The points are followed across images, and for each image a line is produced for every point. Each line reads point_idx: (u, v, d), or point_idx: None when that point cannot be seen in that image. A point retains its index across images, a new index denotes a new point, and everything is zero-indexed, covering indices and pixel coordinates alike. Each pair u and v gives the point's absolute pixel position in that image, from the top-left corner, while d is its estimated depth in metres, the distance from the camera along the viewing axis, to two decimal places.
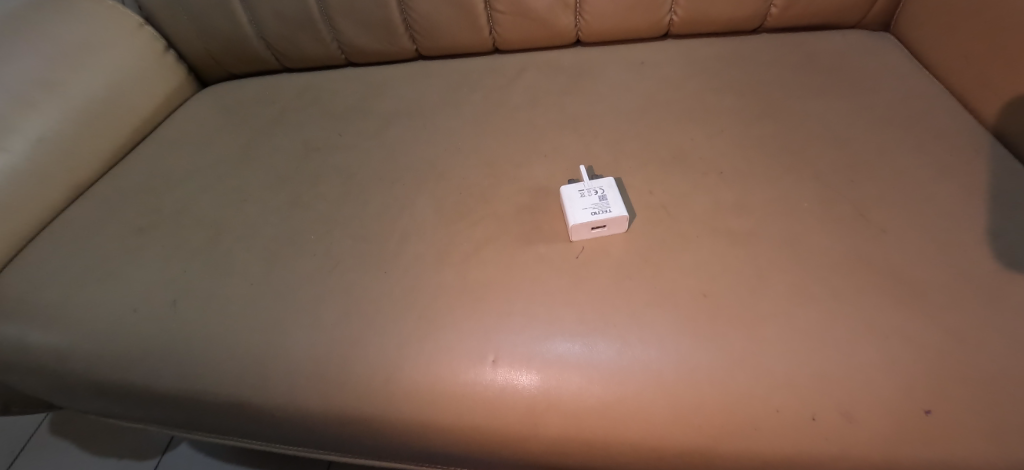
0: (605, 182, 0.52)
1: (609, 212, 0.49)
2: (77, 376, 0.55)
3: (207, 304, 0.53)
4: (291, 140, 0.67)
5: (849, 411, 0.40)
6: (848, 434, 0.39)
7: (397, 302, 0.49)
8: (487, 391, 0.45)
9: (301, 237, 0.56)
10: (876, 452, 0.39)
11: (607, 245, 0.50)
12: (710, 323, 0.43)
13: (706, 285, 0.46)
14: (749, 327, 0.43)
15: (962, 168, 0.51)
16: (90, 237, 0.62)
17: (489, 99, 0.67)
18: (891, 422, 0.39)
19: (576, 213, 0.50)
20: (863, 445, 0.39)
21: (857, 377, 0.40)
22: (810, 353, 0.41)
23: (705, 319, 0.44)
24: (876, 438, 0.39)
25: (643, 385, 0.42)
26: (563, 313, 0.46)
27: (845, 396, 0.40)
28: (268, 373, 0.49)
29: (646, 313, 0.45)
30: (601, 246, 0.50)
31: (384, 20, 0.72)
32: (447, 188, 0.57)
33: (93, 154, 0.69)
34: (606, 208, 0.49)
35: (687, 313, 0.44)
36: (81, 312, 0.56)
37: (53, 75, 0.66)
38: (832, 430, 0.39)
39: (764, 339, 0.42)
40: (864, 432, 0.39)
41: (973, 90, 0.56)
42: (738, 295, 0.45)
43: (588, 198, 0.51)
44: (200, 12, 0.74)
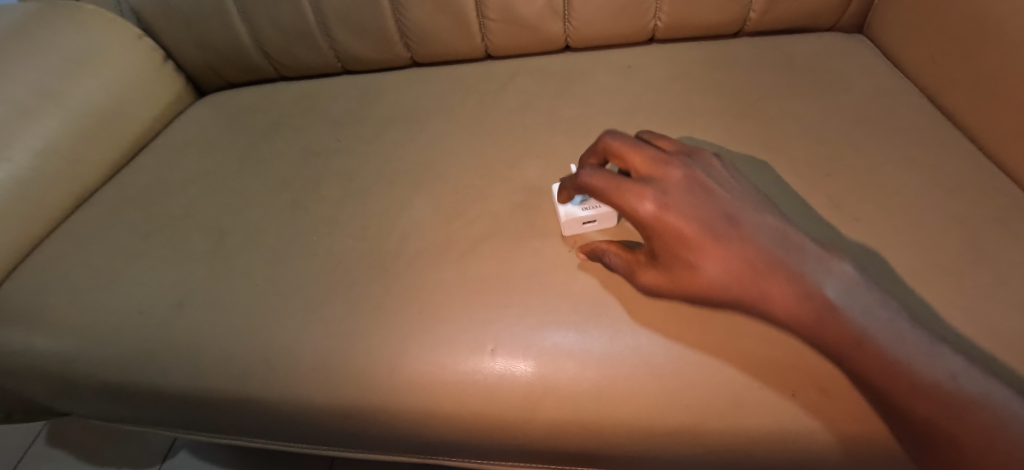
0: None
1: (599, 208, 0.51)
2: (85, 379, 0.57)
3: (212, 304, 0.55)
4: (291, 146, 0.69)
5: (906, 374, 0.38)
6: (907, 393, 0.37)
7: (398, 297, 0.51)
8: (486, 379, 0.47)
9: (303, 238, 0.58)
10: (944, 412, 0.37)
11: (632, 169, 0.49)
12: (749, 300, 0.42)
13: (742, 249, 0.42)
14: (792, 294, 0.41)
15: (932, 161, 0.54)
16: (93, 243, 0.64)
17: (482, 103, 0.69)
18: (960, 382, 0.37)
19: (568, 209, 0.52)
20: (936, 406, 0.37)
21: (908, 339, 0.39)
22: (853, 317, 0.39)
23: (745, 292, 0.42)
24: (950, 401, 0.37)
25: (634, 370, 0.44)
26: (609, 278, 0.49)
27: (900, 359, 0.38)
28: (274, 369, 0.51)
29: (677, 276, 0.43)
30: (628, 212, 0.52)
31: (379, 28, 0.74)
32: (444, 189, 0.59)
33: (95, 162, 0.71)
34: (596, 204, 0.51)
35: (726, 283, 0.42)
36: (88, 315, 0.57)
37: (56, 87, 0.68)
38: (889, 386, 0.38)
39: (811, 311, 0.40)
40: (929, 393, 0.37)
41: (942, 88, 0.59)
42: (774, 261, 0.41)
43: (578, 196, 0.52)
44: (200, 23, 0.76)
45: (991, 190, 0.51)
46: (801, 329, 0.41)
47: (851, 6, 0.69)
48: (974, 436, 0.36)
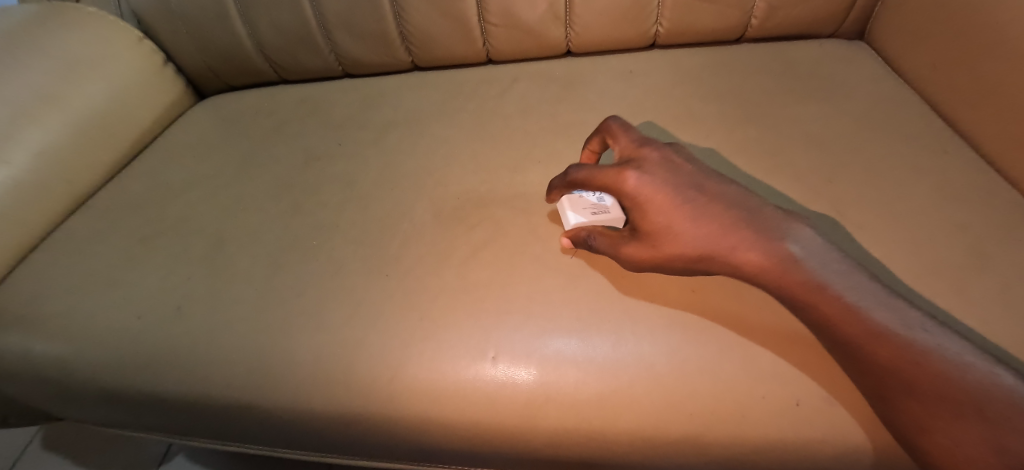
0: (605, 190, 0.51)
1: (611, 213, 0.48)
2: (81, 384, 0.57)
3: (211, 309, 0.54)
4: (291, 150, 0.69)
5: (865, 322, 0.40)
6: (869, 342, 0.40)
7: (399, 303, 0.51)
8: (487, 386, 0.46)
9: (303, 242, 0.58)
10: (903, 359, 0.38)
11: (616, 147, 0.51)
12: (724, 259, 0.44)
13: (712, 211, 0.44)
14: (760, 251, 0.43)
15: (933, 168, 0.54)
16: (91, 247, 0.63)
17: (483, 107, 0.69)
18: (916, 332, 0.39)
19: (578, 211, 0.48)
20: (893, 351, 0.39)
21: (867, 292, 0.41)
22: (816, 272, 0.42)
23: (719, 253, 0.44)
24: (907, 346, 0.39)
25: (637, 377, 0.44)
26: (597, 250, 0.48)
27: (861, 308, 0.40)
28: (273, 374, 0.50)
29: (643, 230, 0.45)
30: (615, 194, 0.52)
31: (380, 31, 0.74)
32: (445, 194, 0.59)
33: (94, 165, 0.71)
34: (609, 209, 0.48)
35: (704, 243, 0.44)
36: (84, 319, 0.57)
37: (55, 89, 0.67)
38: (853, 337, 0.40)
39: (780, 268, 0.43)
40: (890, 341, 0.39)
41: (943, 95, 0.59)
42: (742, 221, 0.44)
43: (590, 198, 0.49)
44: (201, 26, 0.76)
45: (991, 197, 0.51)
46: (772, 286, 0.43)
47: (852, 13, 0.69)
48: (932, 381, 0.38)
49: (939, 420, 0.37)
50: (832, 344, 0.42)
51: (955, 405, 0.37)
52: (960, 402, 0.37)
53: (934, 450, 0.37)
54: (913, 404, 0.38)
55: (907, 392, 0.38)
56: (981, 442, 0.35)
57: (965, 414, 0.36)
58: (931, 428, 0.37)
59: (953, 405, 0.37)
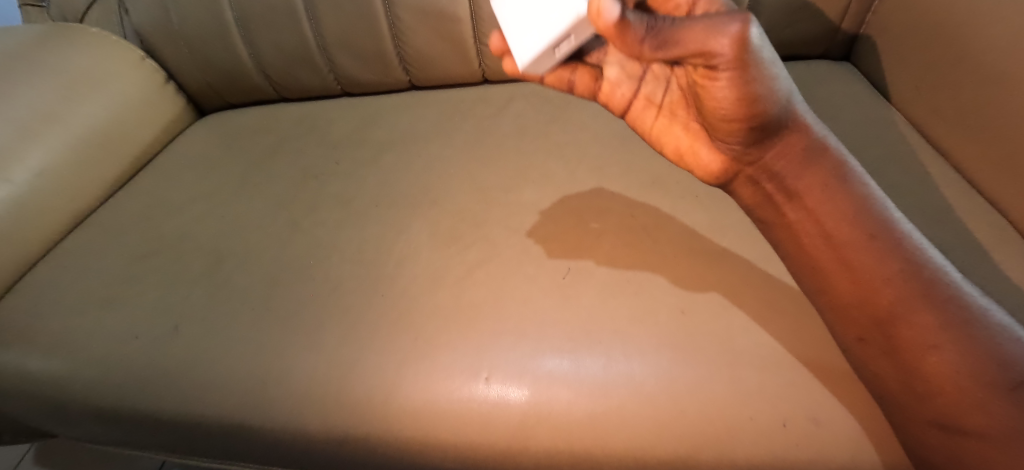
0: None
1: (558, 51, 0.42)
2: (77, 402, 0.57)
3: (208, 327, 0.55)
4: (289, 169, 0.70)
5: (889, 225, 0.45)
6: (889, 240, 0.44)
7: (394, 322, 0.51)
8: (480, 406, 0.47)
9: (300, 262, 0.58)
10: (917, 261, 0.43)
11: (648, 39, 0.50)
12: (771, 142, 0.46)
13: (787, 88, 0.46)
14: (806, 145, 0.47)
15: (918, 189, 0.55)
16: (88, 265, 0.64)
17: (479, 127, 0.70)
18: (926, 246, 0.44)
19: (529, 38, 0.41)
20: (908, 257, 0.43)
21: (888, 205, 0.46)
22: (849, 174, 0.47)
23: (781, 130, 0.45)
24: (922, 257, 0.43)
25: (628, 398, 0.45)
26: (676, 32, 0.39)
27: (886, 213, 0.45)
28: (268, 393, 0.51)
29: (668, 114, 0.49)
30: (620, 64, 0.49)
31: (378, 52, 0.76)
32: (440, 213, 0.60)
33: (93, 183, 0.72)
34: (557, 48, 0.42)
35: (778, 104, 0.44)
36: (81, 337, 0.57)
37: (58, 108, 0.69)
38: (882, 239, 0.44)
39: (810, 164, 0.47)
40: (907, 244, 0.44)
41: (926, 117, 0.61)
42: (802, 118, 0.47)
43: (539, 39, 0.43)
44: (202, 47, 0.78)
45: (974, 218, 0.52)
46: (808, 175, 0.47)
47: (839, 35, 0.71)
48: (936, 283, 0.42)
49: (938, 321, 0.40)
50: (855, 234, 0.45)
51: (955, 309, 0.41)
52: (956, 307, 0.41)
53: (923, 349, 0.40)
54: (918, 300, 0.41)
55: (917, 287, 0.42)
56: (965, 351, 0.39)
57: (962, 319, 0.40)
58: (927, 327, 0.41)
59: (951, 308, 0.41)
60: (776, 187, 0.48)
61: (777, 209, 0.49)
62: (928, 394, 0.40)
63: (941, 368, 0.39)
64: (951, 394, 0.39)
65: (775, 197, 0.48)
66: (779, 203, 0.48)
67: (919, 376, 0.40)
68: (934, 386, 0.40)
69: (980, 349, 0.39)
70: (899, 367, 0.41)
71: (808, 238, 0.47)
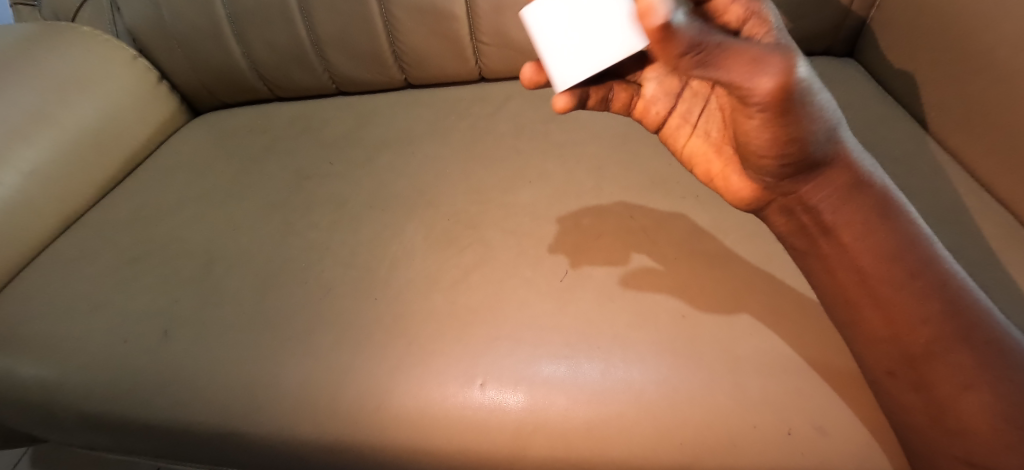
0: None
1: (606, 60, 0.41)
2: (65, 409, 0.56)
3: (198, 332, 0.54)
4: (282, 170, 0.69)
5: (933, 262, 0.41)
6: (931, 278, 0.41)
7: (387, 328, 0.50)
8: (475, 413, 0.46)
9: (292, 265, 0.57)
10: (958, 299, 0.40)
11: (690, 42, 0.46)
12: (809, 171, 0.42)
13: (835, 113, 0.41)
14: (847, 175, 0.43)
15: (925, 189, 0.53)
16: (78, 268, 0.63)
17: (475, 126, 0.69)
18: (968, 281, 0.41)
19: (571, 62, 0.40)
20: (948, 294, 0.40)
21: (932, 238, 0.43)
22: (894, 207, 0.43)
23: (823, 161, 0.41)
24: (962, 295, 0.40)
25: (626, 405, 0.43)
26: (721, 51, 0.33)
27: (930, 248, 0.42)
28: (260, 401, 0.50)
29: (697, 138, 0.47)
30: (655, 79, 0.47)
31: (373, 50, 0.74)
32: (435, 215, 0.59)
33: (83, 185, 0.70)
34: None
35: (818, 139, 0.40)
36: (69, 342, 0.56)
37: (48, 108, 0.67)
38: (922, 276, 0.41)
39: (851, 197, 0.43)
40: (950, 281, 0.40)
41: (933, 114, 0.59)
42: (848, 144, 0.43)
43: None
44: (195, 45, 0.76)
45: (983, 218, 0.51)
46: (847, 209, 0.43)
47: (842, 31, 0.69)
48: (976, 323, 0.39)
49: (974, 360, 0.38)
50: (892, 272, 0.41)
51: (995, 349, 0.38)
52: (995, 348, 0.38)
53: (955, 391, 0.38)
54: (954, 339, 0.39)
55: (958, 327, 0.39)
56: (1002, 391, 0.37)
57: (999, 360, 0.38)
58: (962, 367, 0.38)
59: (991, 349, 0.38)
60: (812, 220, 0.44)
61: (811, 240, 0.45)
62: (957, 432, 0.38)
63: (974, 410, 0.37)
64: (981, 435, 0.37)
65: (809, 229, 0.44)
66: (814, 235, 0.44)
67: (947, 412, 0.38)
68: (962, 423, 0.38)
69: (1018, 392, 0.36)
70: (926, 400, 0.39)
71: (841, 271, 0.43)
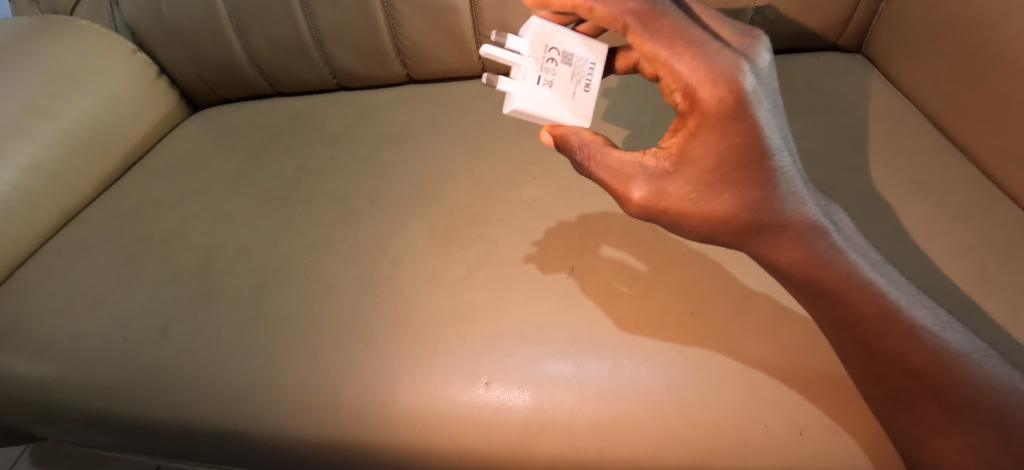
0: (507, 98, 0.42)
1: (587, 93, 0.44)
2: (64, 407, 0.55)
3: (199, 330, 0.53)
4: (283, 166, 0.68)
5: (900, 324, 0.38)
6: (894, 342, 0.38)
7: (390, 326, 0.49)
8: (480, 412, 0.45)
9: (294, 261, 0.56)
10: (927, 361, 0.38)
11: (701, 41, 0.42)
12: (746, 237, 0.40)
13: (783, 172, 0.38)
14: (803, 248, 0.40)
15: (934, 187, 0.53)
16: (77, 265, 0.62)
17: (479, 122, 0.68)
18: (947, 337, 0.38)
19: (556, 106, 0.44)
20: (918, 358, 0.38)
21: (908, 294, 0.39)
22: (856, 269, 0.39)
23: (763, 232, 0.39)
24: (937, 358, 0.38)
25: (634, 404, 0.43)
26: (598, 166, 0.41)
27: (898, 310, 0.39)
28: (261, 400, 0.49)
29: None
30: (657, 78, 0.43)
31: (375, 45, 0.73)
32: (439, 211, 0.58)
33: (83, 181, 0.70)
34: (589, 81, 0.44)
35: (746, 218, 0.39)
36: (68, 340, 0.55)
37: (47, 103, 0.67)
38: (886, 340, 0.39)
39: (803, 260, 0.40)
40: (919, 345, 0.38)
41: (942, 111, 0.59)
42: (805, 202, 0.39)
43: (579, 61, 0.43)
44: (195, 39, 0.75)
45: (993, 219, 0.51)
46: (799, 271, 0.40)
47: (850, 26, 0.68)
48: (951, 384, 0.37)
49: (943, 414, 0.37)
50: (850, 332, 0.40)
51: (970, 407, 0.37)
52: (972, 404, 0.37)
53: (922, 436, 0.38)
54: (925, 395, 0.38)
55: (925, 387, 0.38)
56: (969, 442, 0.36)
57: (974, 415, 0.36)
58: (931, 419, 0.37)
59: (963, 406, 0.37)
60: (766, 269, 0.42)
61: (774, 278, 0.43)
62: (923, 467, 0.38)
63: (944, 453, 0.37)
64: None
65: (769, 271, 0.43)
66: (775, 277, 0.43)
67: (918, 450, 0.38)
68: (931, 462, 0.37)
69: (991, 447, 0.36)
70: (893, 432, 0.39)
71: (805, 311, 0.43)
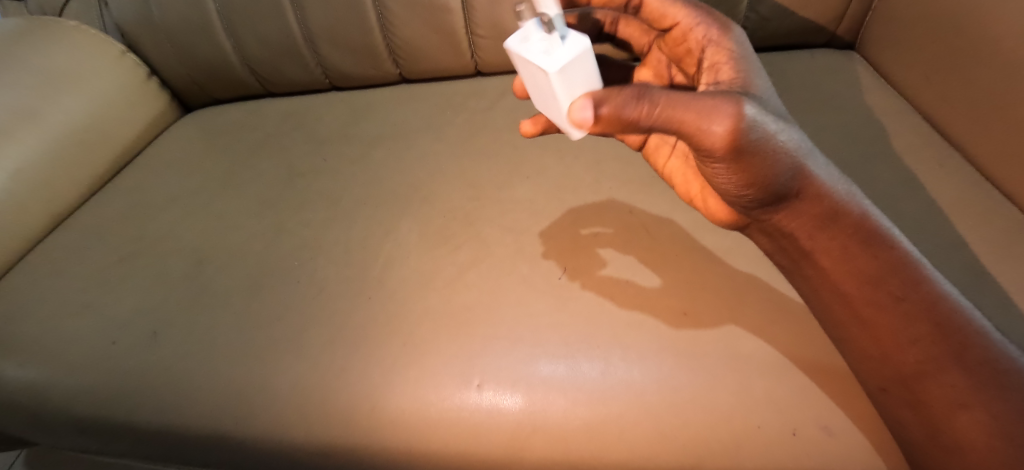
0: (577, 48, 0.33)
1: None
2: (54, 413, 0.55)
3: (189, 334, 0.52)
4: (274, 167, 0.67)
5: (920, 276, 0.39)
6: (919, 297, 0.39)
7: (381, 328, 0.49)
8: (473, 415, 0.45)
9: (285, 264, 0.56)
10: (951, 313, 0.38)
11: (675, 30, 0.46)
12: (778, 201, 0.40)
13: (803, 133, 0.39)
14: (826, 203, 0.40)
15: (929, 183, 0.53)
16: (66, 268, 0.61)
17: (471, 121, 0.68)
18: (957, 296, 0.39)
19: None
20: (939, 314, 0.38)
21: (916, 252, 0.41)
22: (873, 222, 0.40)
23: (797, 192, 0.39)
24: (955, 314, 0.38)
25: (627, 405, 0.43)
26: (659, 112, 0.33)
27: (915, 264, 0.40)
28: (252, 404, 0.49)
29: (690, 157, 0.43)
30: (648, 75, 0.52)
31: (366, 44, 0.73)
32: (431, 212, 0.58)
33: (72, 183, 0.69)
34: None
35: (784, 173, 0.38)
36: (57, 345, 0.55)
37: (35, 105, 0.66)
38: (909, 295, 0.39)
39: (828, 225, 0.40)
40: (939, 300, 0.39)
41: (937, 107, 0.59)
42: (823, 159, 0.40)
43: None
44: (184, 39, 0.75)
45: (990, 214, 0.50)
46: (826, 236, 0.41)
47: (843, 22, 0.68)
48: (971, 343, 0.38)
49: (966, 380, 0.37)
50: (878, 296, 0.40)
51: (988, 368, 0.37)
52: (990, 365, 0.37)
53: (948, 410, 0.37)
54: (949, 358, 0.38)
55: (949, 346, 0.38)
56: (993, 410, 0.36)
57: (994, 378, 0.37)
58: (956, 386, 0.38)
59: (984, 367, 0.37)
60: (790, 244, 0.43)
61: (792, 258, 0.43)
62: (954, 448, 0.37)
63: (971, 428, 0.36)
64: (979, 454, 0.36)
65: (789, 250, 0.43)
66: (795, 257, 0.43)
67: (941, 431, 0.37)
68: (955, 441, 0.37)
69: (1017, 412, 0.36)
70: (917, 418, 0.38)
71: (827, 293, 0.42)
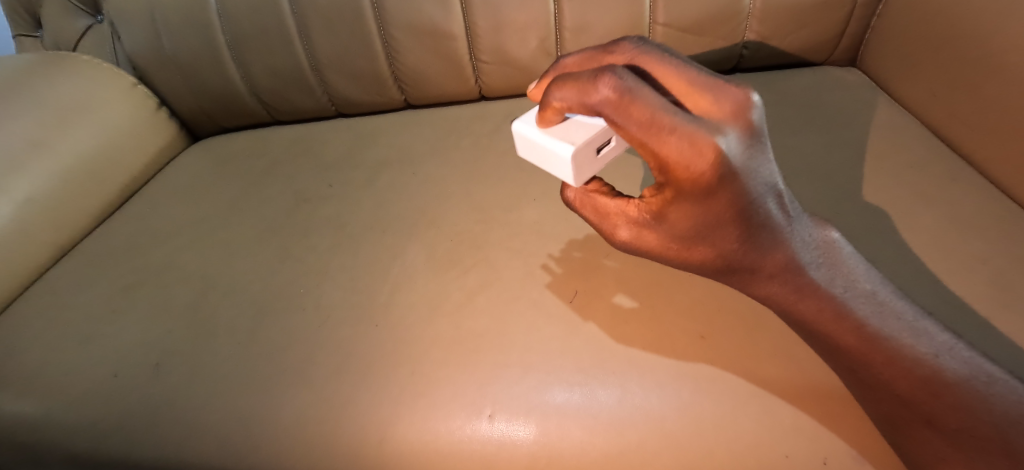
0: None
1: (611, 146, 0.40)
2: (52, 448, 0.53)
3: (193, 366, 0.51)
4: (280, 193, 0.67)
5: (885, 347, 0.37)
6: (883, 371, 0.37)
7: (389, 356, 0.47)
8: (485, 447, 0.43)
9: (290, 291, 0.55)
10: (915, 384, 0.36)
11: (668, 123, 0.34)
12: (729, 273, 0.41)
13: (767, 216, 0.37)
14: (779, 282, 0.39)
15: (943, 199, 0.52)
16: (70, 299, 0.60)
17: (476, 144, 0.68)
18: (942, 360, 0.37)
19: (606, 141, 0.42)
20: (908, 381, 0.37)
21: (902, 324, 0.38)
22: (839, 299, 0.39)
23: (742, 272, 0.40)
24: (931, 379, 0.36)
25: (645, 434, 0.41)
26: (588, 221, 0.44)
27: (886, 337, 0.38)
28: (256, 438, 0.47)
29: None
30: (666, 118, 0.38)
31: (372, 71, 0.73)
32: (438, 236, 0.57)
33: (80, 214, 0.69)
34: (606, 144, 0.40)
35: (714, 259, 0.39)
36: (58, 379, 0.54)
37: (47, 136, 0.66)
38: (867, 364, 0.38)
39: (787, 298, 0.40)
40: (908, 371, 0.37)
41: (944, 121, 0.58)
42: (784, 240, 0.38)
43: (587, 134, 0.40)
44: (193, 70, 0.75)
45: (1008, 229, 0.49)
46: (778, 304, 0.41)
47: (844, 40, 0.68)
48: (951, 406, 0.36)
49: (946, 441, 0.35)
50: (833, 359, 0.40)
51: (965, 434, 0.35)
52: (971, 431, 0.35)
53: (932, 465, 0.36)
54: (919, 419, 0.36)
55: (916, 413, 0.36)
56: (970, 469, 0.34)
57: (981, 443, 0.34)
58: (931, 444, 0.36)
59: (963, 432, 0.35)
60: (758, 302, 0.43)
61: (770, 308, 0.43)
62: None
63: None
64: None
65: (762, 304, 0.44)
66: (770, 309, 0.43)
67: None
68: None
69: None
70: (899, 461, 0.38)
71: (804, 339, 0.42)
